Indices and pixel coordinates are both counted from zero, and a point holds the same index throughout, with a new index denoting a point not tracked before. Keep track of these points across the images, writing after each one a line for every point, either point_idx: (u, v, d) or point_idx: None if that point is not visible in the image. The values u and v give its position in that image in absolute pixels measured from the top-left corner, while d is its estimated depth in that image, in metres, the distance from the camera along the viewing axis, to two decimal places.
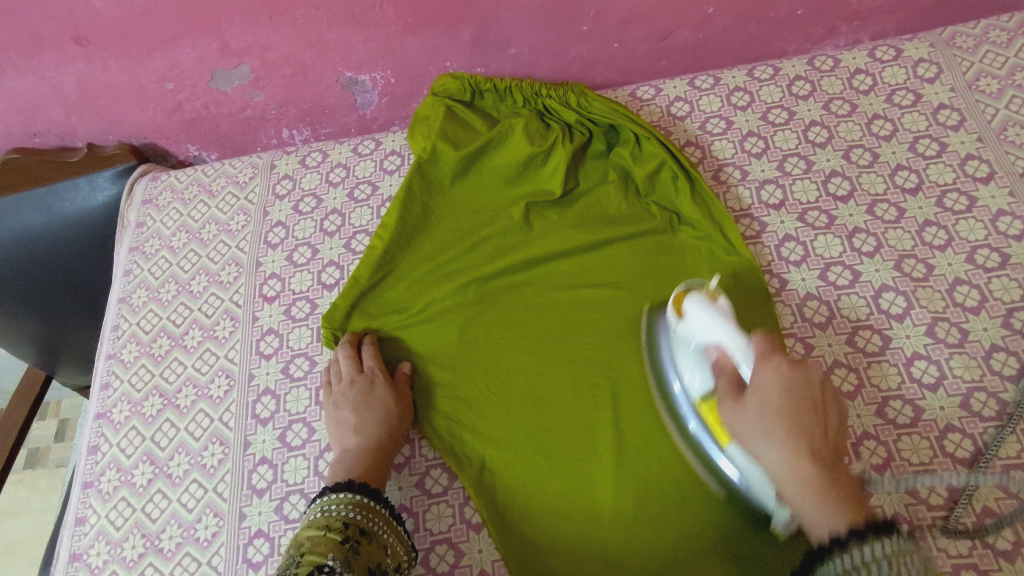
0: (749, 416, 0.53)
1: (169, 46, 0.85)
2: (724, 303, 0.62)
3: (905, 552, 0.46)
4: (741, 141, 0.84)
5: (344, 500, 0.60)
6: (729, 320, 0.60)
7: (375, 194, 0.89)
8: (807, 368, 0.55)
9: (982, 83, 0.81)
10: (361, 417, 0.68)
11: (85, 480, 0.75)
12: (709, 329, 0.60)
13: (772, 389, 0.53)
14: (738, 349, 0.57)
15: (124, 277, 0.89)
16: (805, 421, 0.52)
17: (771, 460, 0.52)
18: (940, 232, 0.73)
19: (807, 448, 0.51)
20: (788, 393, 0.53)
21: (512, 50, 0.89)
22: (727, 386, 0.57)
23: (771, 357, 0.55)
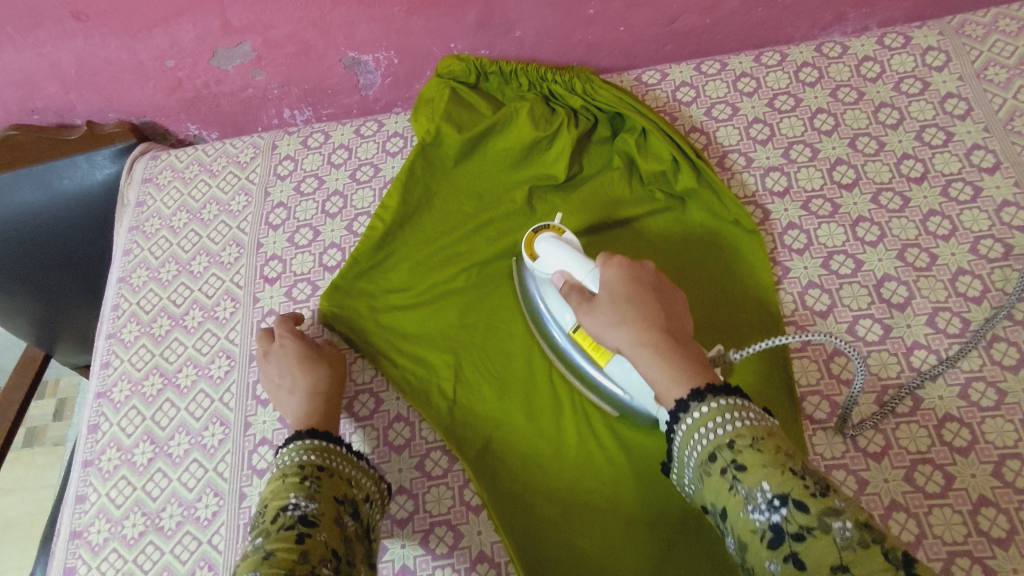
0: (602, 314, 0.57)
1: (169, 23, 0.84)
2: (571, 238, 0.67)
3: (744, 408, 0.48)
4: (746, 128, 0.83)
5: (298, 447, 0.59)
6: (573, 249, 0.64)
7: (377, 176, 0.88)
8: (642, 265, 0.60)
9: (991, 73, 0.81)
10: (292, 376, 0.69)
11: (85, 458, 0.76)
12: (557, 263, 0.64)
13: (616, 285, 0.58)
14: (585, 272, 0.61)
15: (124, 257, 0.89)
16: (643, 305, 0.56)
17: (622, 343, 0.55)
18: (944, 222, 0.73)
19: (655, 325, 0.55)
20: (627, 289, 0.57)
21: (517, 32, 0.88)
22: (576, 298, 0.60)
23: (611, 259, 0.60)
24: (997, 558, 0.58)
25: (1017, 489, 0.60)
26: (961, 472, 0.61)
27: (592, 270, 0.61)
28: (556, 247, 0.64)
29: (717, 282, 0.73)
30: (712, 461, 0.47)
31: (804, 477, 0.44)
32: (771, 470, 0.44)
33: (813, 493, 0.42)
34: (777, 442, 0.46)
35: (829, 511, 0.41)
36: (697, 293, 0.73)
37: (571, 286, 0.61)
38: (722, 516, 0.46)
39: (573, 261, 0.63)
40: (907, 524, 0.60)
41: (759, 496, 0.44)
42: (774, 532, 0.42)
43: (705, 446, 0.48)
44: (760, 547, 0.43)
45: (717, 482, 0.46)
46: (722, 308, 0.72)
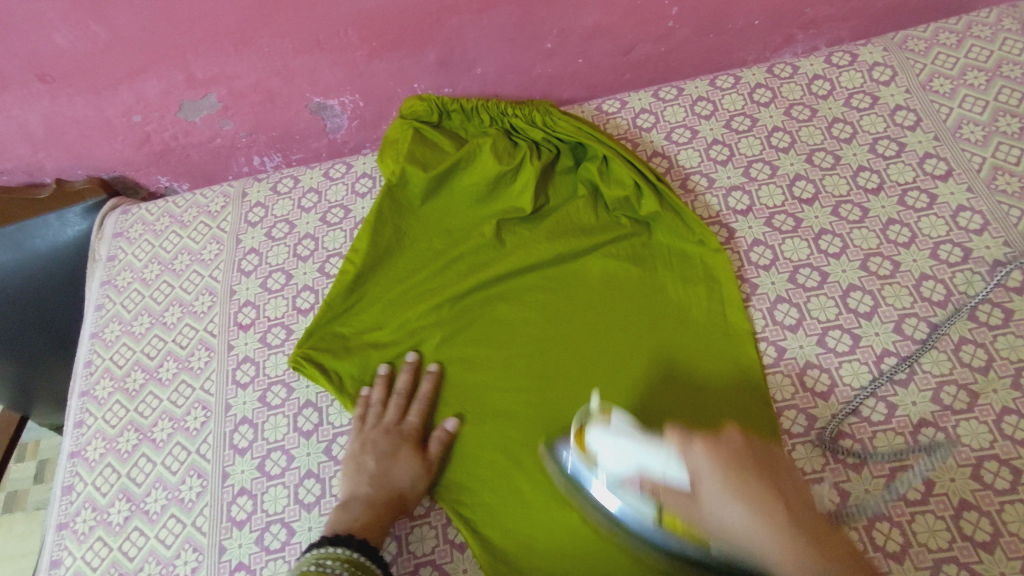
0: (715, 502, 0.48)
1: (134, 80, 0.85)
2: (622, 418, 0.59)
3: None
4: (706, 149, 0.85)
5: (336, 556, 0.57)
6: (636, 435, 0.56)
7: (347, 217, 0.89)
8: (727, 436, 0.51)
9: (936, 84, 0.84)
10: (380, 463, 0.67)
11: (59, 521, 0.74)
12: (628, 456, 0.55)
13: (710, 473, 0.49)
14: (663, 465, 0.52)
15: (96, 312, 0.88)
16: (757, 494, 0.48)
17: (752, 541, 0.46)
18: (904, 230, 0.75)
19: (781, 520, 0.46)
20: (727, 471, 0.49)
21: (478, 70, 0.90)
22: (672, 499, 0.52)
23: (692, 442, 0.51)
24: (983, 563, 0.58)
25: (997, 491, 0.60)
26: (940, 476, 0.62)
27: (669, 460, 0.52)
28: (622, 441, 0.56)
29: (688, 302, 0.74)
30: None
31: None
32: None
33: None
34: None
35: None
36: (668, 316, 0.73)
37: (657, 486, 0.53)
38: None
39: (647, 453, 0.53)
40: (892, 534, 0.60)
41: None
42: None
43: None
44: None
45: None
46: (697, 329, 0.72)
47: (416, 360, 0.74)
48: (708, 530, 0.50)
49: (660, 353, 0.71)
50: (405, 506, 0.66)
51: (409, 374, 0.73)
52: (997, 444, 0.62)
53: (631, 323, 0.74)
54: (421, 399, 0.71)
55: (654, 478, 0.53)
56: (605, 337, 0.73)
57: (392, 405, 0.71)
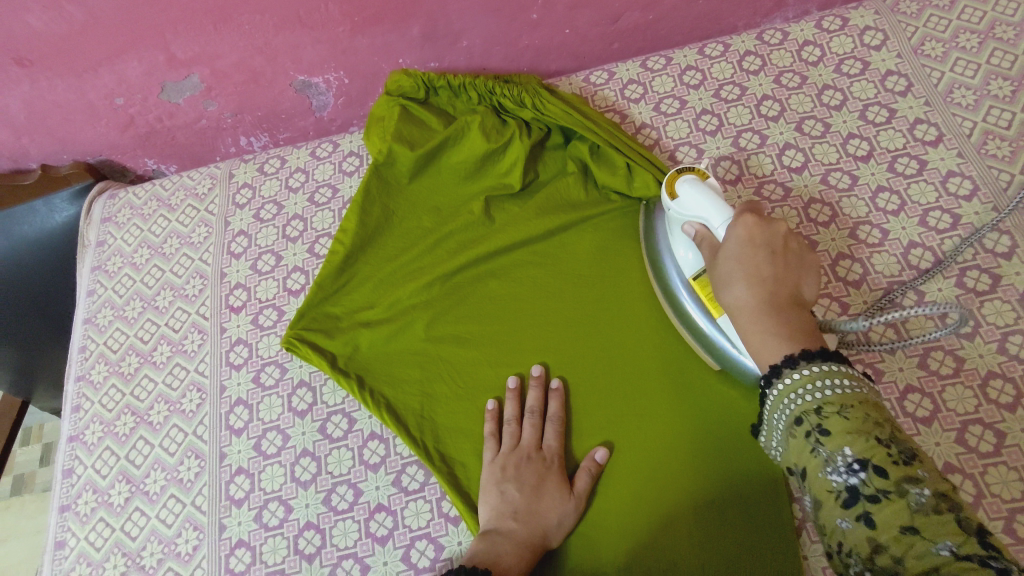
0: (728, 260, 0.55)
1: (114, 62, 0.84)
2: (714, 182, 0.64)
3: (837, 375, 0.45)
4: (695, 120, 0.84)
5: None
6: (716, 194, 0.61)
7: (335, 197, 0.88)
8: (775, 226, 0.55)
9: (928, 48, 0.82)
10: (528, 500, 0.63)
11: (61, 504, 0.75)
12: (697, 207, 0.62)
13: (737, 243, 0.55)
14: (718, 224, 0.59)
15: (88, 298, 0.88)
16: (762, 267, 0.53)
17: (736, 305, 0.53)
18: (893, 197, 0.75)
19: (766, 287, 0.52)
20: (746, 253, 0.54)
21: (463, 43, 0.89)
22: (706, 248, 0.60)
23: (741, 218, 0.56)
24: None
25: (981, 454, 0.61)
26: (925, 441, 0.62)
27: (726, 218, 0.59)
28: (698, 191, 0.61)
29: None
30: (798, 424, 0.45)
31: (889, 446, 0.41)
32: (856, 436, 0.42)
33: (897, 460, 0.40)
34: (865, 408, 0.43)
35: (908, 477, 0.39)
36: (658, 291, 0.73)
37: (705, 237, 0.60)
38: (802, 476, 0.45)
39: (712, 208, 0.60)
40: None
41: (839, 459, 0.42)
42: (849, 494, 0.41)
43: (794, 410, 0.46)
44: (833, 506, 0.42)
45: (800, 442, 0.45)
46: None
47: (541, 375, 0.71)
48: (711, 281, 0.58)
49: (651, 328, 0.72)
50: (551, 543, 0.62)
51: (539, 392, 0.70)
52: (982, 408, 0.63)
53: (622, 299, 0.74)
54: (557, 419, 0.68)
55: (703, 229, 0.61)
56: (597, 311, 0.74)
57: (527, 424, 0.68)
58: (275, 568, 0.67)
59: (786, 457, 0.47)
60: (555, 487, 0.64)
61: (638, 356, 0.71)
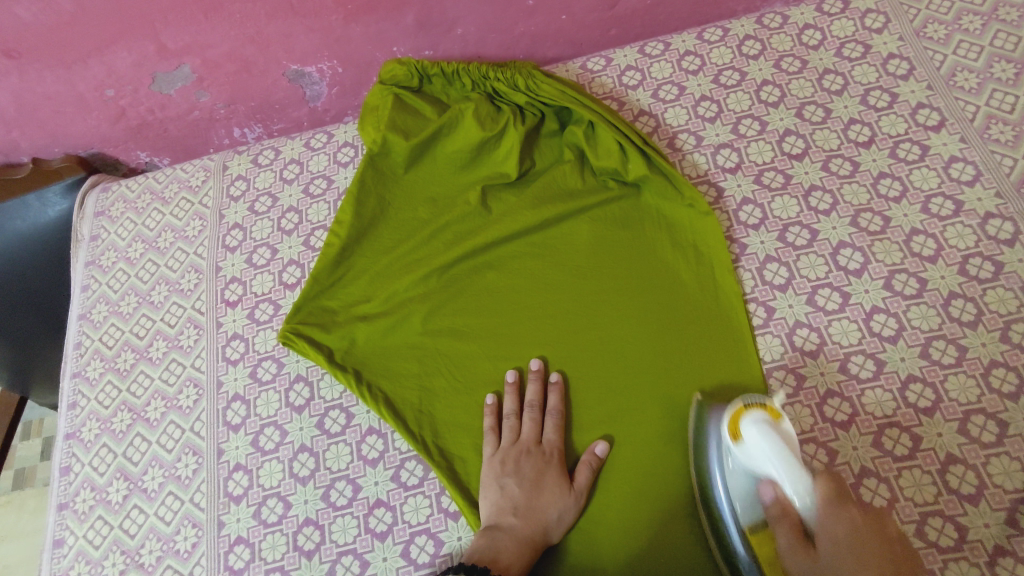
0: (826, 568, 0.52)
1: (103, 53, 0.83)
2: (788, 428, 0.58)
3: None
4: (694, 107, 0.83)
5: None
6: (793, 451, 0.56)
7: (330, 188, 0.87)
8: (883, 524, 0.53)
9: (930, 30, 0.81)
10: (527, 494, 0.63)
11: (60, 501, 0.75)
12: (767, 465, 0.57)
13: (843, 542, 0.52)
14: (796, 494, 0.55)
15: (83, 293, 0.88)
16: (872, 569, 0.50)
17: None
18: (895, 183, 0.74)
19: None
20: (851, 555, 0.51)
21: (458, 30, 0.87)
22: (787, 534, 0.55)
23: (844, 505, 0.53)
24: (967, 515, 0.59)
25: (983, 444, 0.61)
26: (927, 432, 0.62)
27: (809, 496, 0.54)
28: (776, 444, 0.56)
29: (676, 265, 0.73)
30: None
31: None
32: None
33: None
34: None
35: None
36: (657, 281, 0.73)
37: (788, 516, 0.55)
38: None
39: (786, 478, 0.55)
40: (878, 490, 0.61)
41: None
42: None
43: None
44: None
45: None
46: (686, 291, 0.71)
47: (541, 369, 0.70)
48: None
49: (650, 318, 0.71)
50: (551, 538, 0.63)
51: (538, 386, 0.69)
52: (984, 397, 0.62)
53: (621, 289, 0.73)
54: (556, 413, 0.68)
55: (779, 496, 0.56)
56: (594, 303, 0.73)
57: (526, 419, 0.68)
58: (275, 565, 0.67)
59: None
60: (555, 483, 0.64)
61: (637, 347, 0.70)
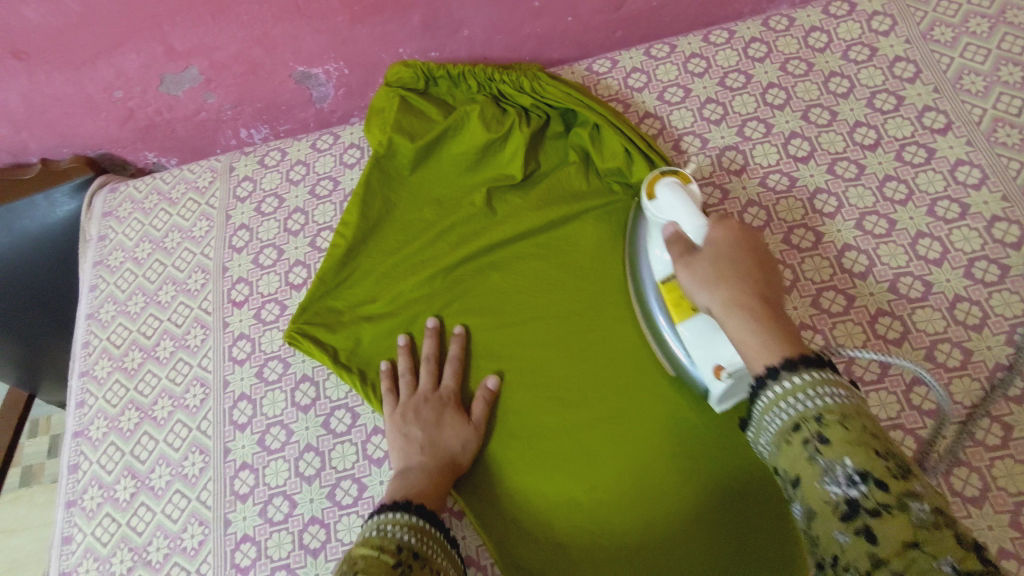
0: (694, 269, 0.58)
1: (112, 54, 0.83)
2: (694, 189, 0.65)
3: (829, 382, 0.47)
4: (699, 109, 0.83)
5: (397, 522, 0.54)
6: (691, 200, 0.63)
7: (336, 190, 0.88)
8: (753, 238, 0.60)
9: (937, 33, 0.81)
10: (431, 434, 0.66)
11: (68, 499, 0.75)
12: (671, 211, 0.63)
13: (717, 245, 0.59)
14: (693, 226, 0.61)
15: (91, 293, 0.88)
16: (742, 284, 0.55)
17: (709, 303, 0.56)
18: (901, 186, 0.74)
19: (753, 301, 0.54)
20: (718, 255, 0.58)
21: (464, 32, 0.88)
22: (677, 249, 0.60)
23: (720, 224, 0.61)
24: (972, 517, 0.58)
25: (988, 447, 0.61)
26: (931, 435, 0.62)
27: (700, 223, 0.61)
28: (675, 197, 0.63)
29: None
30: (796, 431, 0.46)
31: (889, 460, 0.42)
32: (858, 448, 0.42)
33: (895, 474, 0.41)
34: (862, 422, 0.44)
35: (908, 492, 0.40)
36: None
37: (676, 235, 0.61)
38: (795, 484, 0.45)
39: (685, 212, 0.62)
40: None
41: (839, 470, 0.42)
42: (848, 506, 0.41)
43: (790, 416, 0.47)
44: (832, 521, 0.42)
45: (793, 450, 0.46)
46: None
47: (463, 333, 0.73)
48: (683, 280, 0.59)
49: None
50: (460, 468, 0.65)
51: (433, 340, 0.73)
52: (990, 400, 0.62)
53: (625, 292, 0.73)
54: (454, 359, 0.71)
55: (677, 230, 0.62)
56: (597, 302, 0.73)
57: (424, 370, 0.71)
58: (280, 563, 0.67)
59: (775, 463, 0.48)
60: (452, 419, 0.67)
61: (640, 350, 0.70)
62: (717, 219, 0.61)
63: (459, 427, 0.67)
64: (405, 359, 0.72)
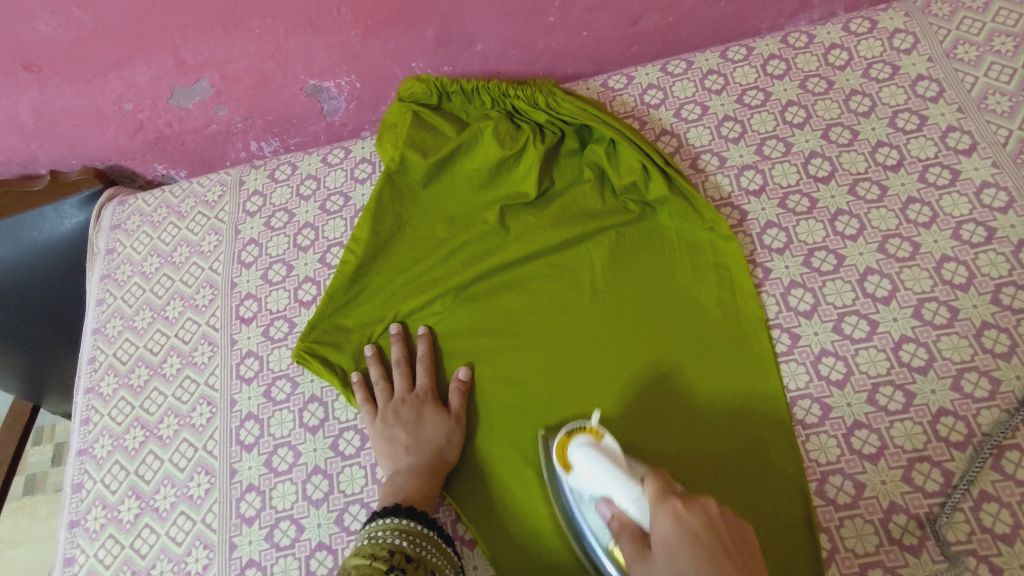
0: None
1: (122, 67, 0.83)
2: (611, 444, 0.59)
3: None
4: (717, 127, 0.82)
5: (389, 526, 0.58)
6: (616, 466, 0.56)
7: (347, 205, 0.86)
8: (703, 504, 0.50)
9: (960, 51, 0.79)
10: (412, 434, 0.67)
11: (71, 519, 0.74)
12: (598, 481, 0.56)
13: (673, 542, 0.48)
14: (632, 503, 0.53)
15: (97, 307, 0.87)
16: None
17: None
18: (924, 209, 0.72)
19: None
20: (676, 557, 0.47)
21: (478, 46, 0.86)
22: (630, 545, 0.51)
23: (662, 506, 0.50)
24: (1003, 556, 0.56)
25: (1018, 481, 0.59)
26: (959, 467, 0.60)
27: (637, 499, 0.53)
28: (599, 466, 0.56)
29: (697, 289, 0.71)
30: None
31: None
32: None
33: None
34: None
35: None
36: (676, 305, 0.71)
37: (623, 524, 0.53)
38: None
39: (619, 486, 0.54)
40: (908, 526, 0.59)
41: None
42: None
43: None
44: None
45: None
46: (707, 316, 0.70)
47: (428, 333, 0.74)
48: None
49: (668, 342, 0.70)
50: (449, 460, 0.66)
51: (401, 344, 0.73)
52: (1019, 433, 0.60)
53: (639, 313, 0.71)
54: (423, 358, 0.72)
55: (619, 514, 0.54)
56: (610, 324, 0.72)
57: (396, 374, 0.72)
58: None
59: None
60: (430, 414, 0.68)
61: (655, 373, 0.68)
62: (657, 486, 0.52)
63: (439, 420, 0.68)
64: (376, 365, 0.73)
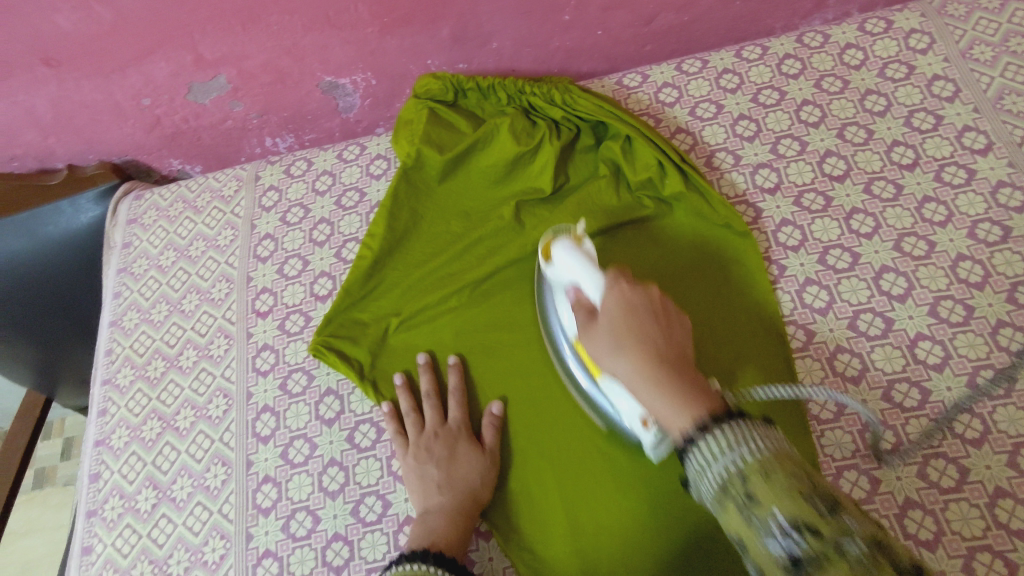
0: (599, 339, 0.54)
1: (141, 62, 0.83)
2: (589, 247, 0.64)
3: (752, 432, 0.43)
4: (732, 125, 0.82)
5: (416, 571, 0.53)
6: (588, 260, 0.61)
7: (362, 201, 0.87)
8: (650, 288, 0.56)
9: (976, 52, 0.80)
10: (445, 471, 0.65)
11: (88, 508, 0.75)
12: (569, 271, 0.62)
13: (613, 310, 0.55)
14: (591, 288, 0.59)
15: (114, 300, 0.88)
16: (649, 341, 0.52)
17: (623, 374, 0.52)
18: (940, 208, 0.72)
19: (658, 360, 0.51)
20: (615, 322, 0.54)
21: (493, 44, 0.87)
22: (582, 316, 0.58)
23: (617, 284, 0.57)
24: (1019, 551, 0.57)
25: None
26: (975, 464, 0.60)
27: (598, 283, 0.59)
28: (570, 257, 0.62)
29: (713, 285, 0.72)
30: (725, 493, 0.42)
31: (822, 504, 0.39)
32: (789, 497, 0.39)
33: (825, 515, 0.38)
34: (788, 464, 0.41)
35: (846, 532, 0.37)
36: (692, 300, 0.71)
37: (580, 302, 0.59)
38: (743, 550, 0.41)
39: (584, 275, 0.60)
40: (924, 522, 0.59)
41: (774, 524, 0.39)
42: (791, 563, 0.38)
43: (717, 480, 0.43)
44: None
45: (731, 517, 0.42)
46: (722, 311, 0.70)
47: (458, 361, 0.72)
48: (592, 352, 0.56)
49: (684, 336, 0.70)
50: (482, 499, 0.65)
51: (430, 376, 0.72)
52: None
53: None
54: (455, 391, 0.70)
55: (579, 293, 0.60)
56: None
57: (428, 407, 0.70)
58: None
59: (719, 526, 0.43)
60: (463, 451, 0.67)
61: None
62: (616, 274, 0.58)
63: (473, 458, 0.66)
64: (407, 397, 0.71)
